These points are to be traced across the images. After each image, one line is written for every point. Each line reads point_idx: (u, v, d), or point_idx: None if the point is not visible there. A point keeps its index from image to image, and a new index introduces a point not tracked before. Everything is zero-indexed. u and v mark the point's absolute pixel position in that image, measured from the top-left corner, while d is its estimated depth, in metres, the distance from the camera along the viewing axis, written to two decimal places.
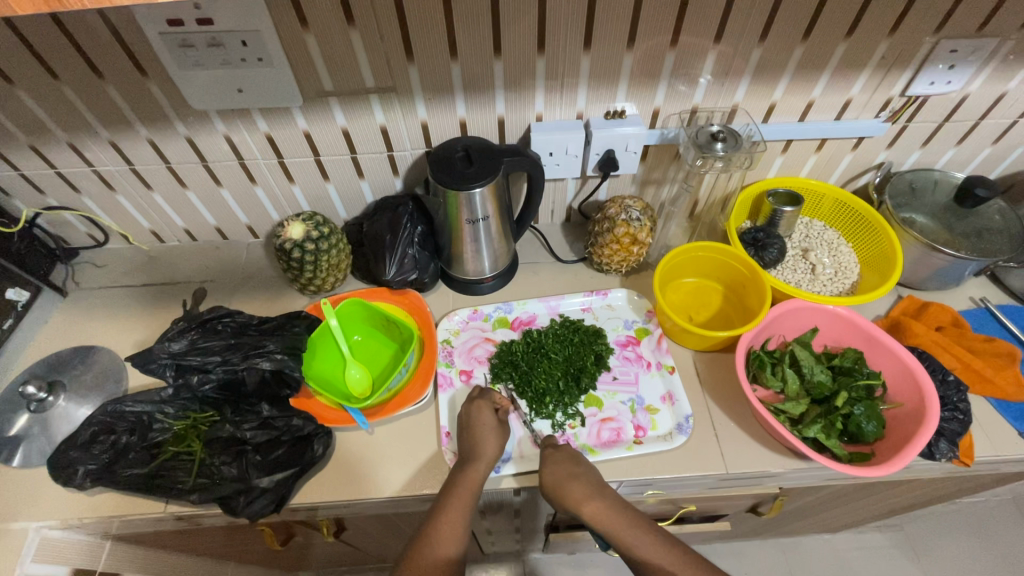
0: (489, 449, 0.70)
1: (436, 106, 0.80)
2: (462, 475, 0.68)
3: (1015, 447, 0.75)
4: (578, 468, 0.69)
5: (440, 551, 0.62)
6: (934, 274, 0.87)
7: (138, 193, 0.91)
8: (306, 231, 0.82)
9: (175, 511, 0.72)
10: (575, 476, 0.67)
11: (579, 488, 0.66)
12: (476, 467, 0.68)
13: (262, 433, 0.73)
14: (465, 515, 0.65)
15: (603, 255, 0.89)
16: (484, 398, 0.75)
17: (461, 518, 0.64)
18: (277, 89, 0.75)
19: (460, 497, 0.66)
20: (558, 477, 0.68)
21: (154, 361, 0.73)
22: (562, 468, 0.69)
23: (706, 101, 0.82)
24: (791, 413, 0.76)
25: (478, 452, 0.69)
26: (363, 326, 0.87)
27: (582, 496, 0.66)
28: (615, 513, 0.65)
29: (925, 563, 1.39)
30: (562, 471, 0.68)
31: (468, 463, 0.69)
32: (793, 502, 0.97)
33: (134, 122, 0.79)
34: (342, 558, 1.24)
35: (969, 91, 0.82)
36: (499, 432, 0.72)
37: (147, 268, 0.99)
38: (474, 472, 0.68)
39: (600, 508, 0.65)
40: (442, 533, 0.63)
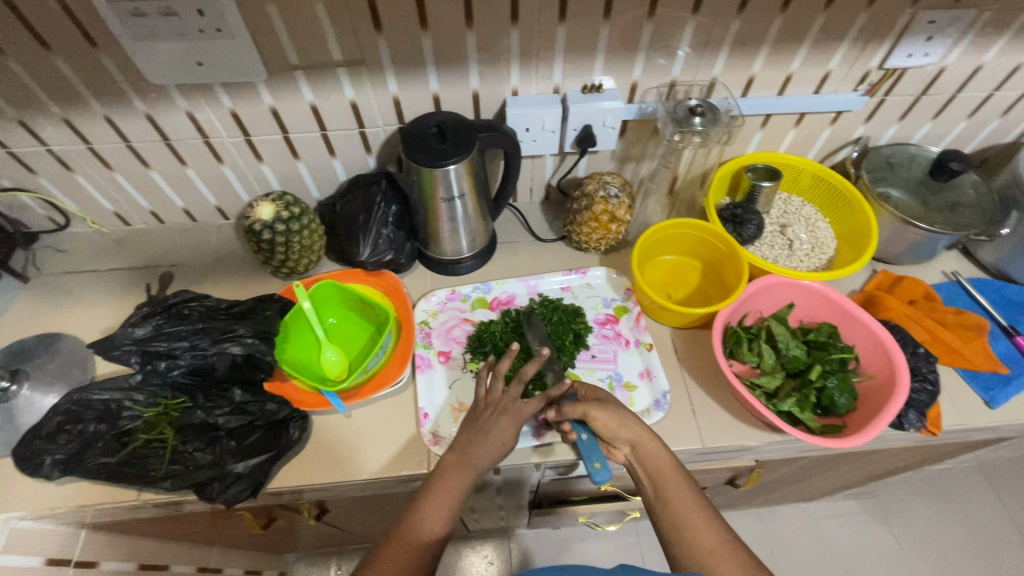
0: (483, 464, 0.66)
1: (408, 80, 0.77)
2: (449, 478, 0.64)
3: (981, 416, 0.78)
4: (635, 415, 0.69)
5: (419, 536, 0.60)
6: (909, 248, 0.88)
7: (98, 173, 0.86)
8: (276, 211, 0.79)
9: (149, 499, 0.72)
10: (627, 416, 0.68)
11: (638, 426, 0.67)
12: (465, 474, 0.65)
13: (235, 419, 0.71)
14: (448, 511, 0.62)
15: (582, 234, 0.88)
16: (514, 419, 0.68)
17: (442, 517, 0.62)
18: (239, 63, 0.71)
19: (443, 497, 0.63)
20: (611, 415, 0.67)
21: (118, 348, 0.72)
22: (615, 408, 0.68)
23: (685, 74, 0.80)
24: (766, 388, 0.77)
25: (472, 460, 0.65)
26: (337, 308, 0.85)
27: (638, 433, 0.67)
28: (671, 468, 0.65)
29: (895, 527, 1.44)
30: (611, 412, 0.67)
31: (462, 468, 0.65)
32: (769, 473, 0.99)
33: (87, 98, 0.75)
34: (328, 539, 1.24)
35: (946, 63, 0.81)
36: (504, 444, 0.67)
37: (113, 252, 0.95)
38: (462, 478, 0.64)
39: (657, 455, 0.66)
40: (422, 527, 0.60)
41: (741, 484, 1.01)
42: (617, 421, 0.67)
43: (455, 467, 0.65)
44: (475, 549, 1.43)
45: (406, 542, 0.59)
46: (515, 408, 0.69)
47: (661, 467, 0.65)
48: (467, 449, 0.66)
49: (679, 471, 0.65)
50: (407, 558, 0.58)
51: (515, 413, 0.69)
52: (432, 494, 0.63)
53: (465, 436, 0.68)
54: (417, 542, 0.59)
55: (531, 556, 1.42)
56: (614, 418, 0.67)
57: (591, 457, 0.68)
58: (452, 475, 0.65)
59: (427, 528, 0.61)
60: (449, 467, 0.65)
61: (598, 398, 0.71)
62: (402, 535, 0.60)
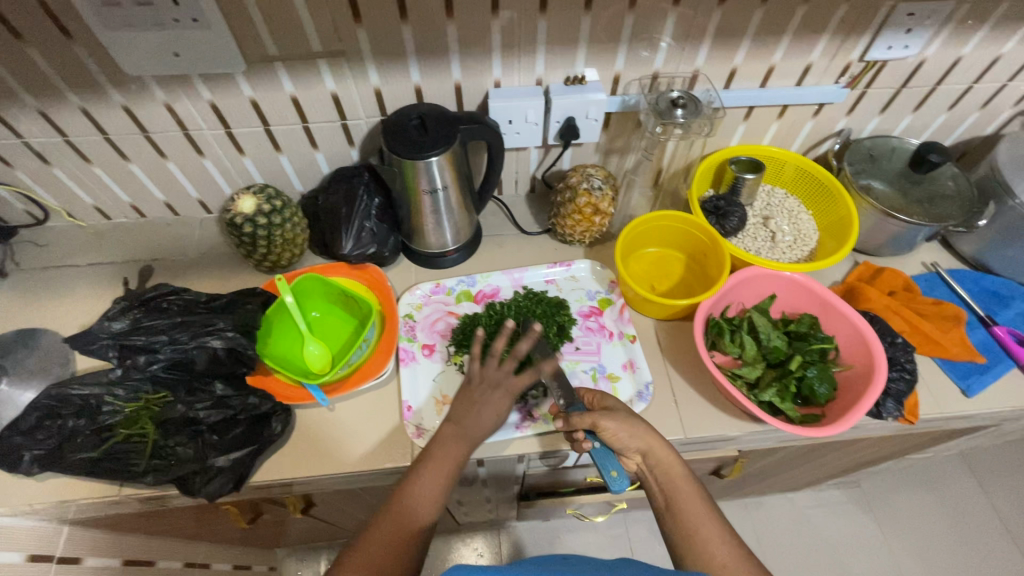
0: (479, 434, 0.67)
1: (389, 72, 0.76)
2: (446, 448, 0.65)
3: (957, 404, 0.79)
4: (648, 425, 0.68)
5: (407, 511, 0.62)
6: (890, 240, 0.88)
7: (77, 166, 0.85)
8: (257, 204, 0.78)
9: (130, 494, 0.71)
10: (639, 426, 0.66)
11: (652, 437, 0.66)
12: (462, 443, 0.66)
13: (216, 413, 0.71)
14: (444, 481, 0.64)
15: (566, 226, 0.88)
16: (508, 393, 0.69)
17: (436, 488, 0.63)
18: (216, 54, 0.70)
19: (440, 468, 0.64)
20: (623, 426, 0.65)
21: (95, 342, 0.70)
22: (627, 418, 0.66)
23: (667, 66, 0.80)
24: (747, 378, 0.78)
25: (470, 432, 0.66)
26: (320, 301, 0.84)
27: (650, 443, 0.66)
28: (683, 478, 0.65)
29: (879, 516, 1.47)
30: (624, 421, 0.65)
31: (458, 438, 0.66)
32: (754, 464, 1.00)
33: (63, 89, 0.74)
34: (317, 533, 1.24)
35: (926, 56, 0.82)
36: (499, 416, 0.68)
37: (93, 246, 0.94)
38: (459, 448, 0.66)
39: (670, 466, 0.66)
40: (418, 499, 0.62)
41: (726, 474, 1.02)
42: (628, 431, 0.65)
43: (450, 436, 0.66)
44: (466, 542, 1.43)
45: (399, 517, 0.61)
46: (509, 382, 0.69)
47: (675, 478, 0.65)
48: (462, 416, 0.68)
49: (690, 481, 0.65)
50: (402, 526, 0.60)
51: (508, 388, 0.69)
52: (429, 462, 0.64)
53: (461, 410, 0.68)
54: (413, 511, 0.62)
55: (521, 549, 1.43)
56: (624, 430, 0.65)
57: (607, 466, 0.66)
58: (449, 445, 0.66)
59: (422, 498, 0.62)
60: (445, 438, 0.66)
61: (606, 406, 0.68)
62: (399, 506, 0.62)
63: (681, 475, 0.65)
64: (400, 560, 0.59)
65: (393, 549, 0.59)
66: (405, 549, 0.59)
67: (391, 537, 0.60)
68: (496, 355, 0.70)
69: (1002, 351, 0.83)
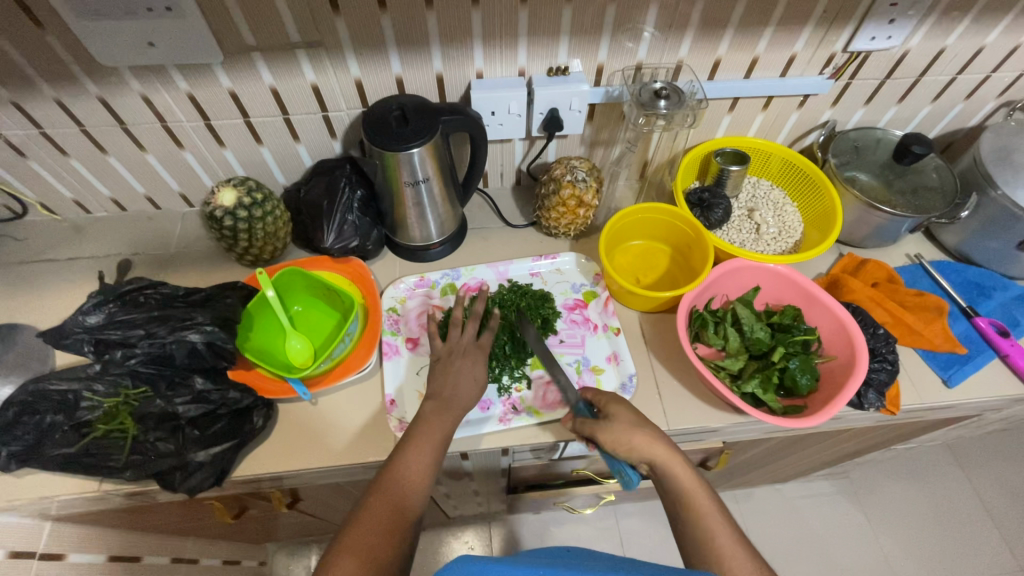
0: (462, 403, 0.68)
1: (369, 63, 0.75)
2: (431, 424, 0.64)
3: (938, 394, 0.79)
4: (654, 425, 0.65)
5: (402, 489, 0.58)
6: (873, 231, 0.88)
7: (54, 159, 0.84)
8: (238, 197, 0.77)
9: (111, 489, 0.71)
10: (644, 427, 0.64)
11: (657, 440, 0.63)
12: (447, 419, 0.66)
13: (196, 407, 0.70)
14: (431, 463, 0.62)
15: (550, 219, 0.88)
16: (478, 355, 0.73)
17: (428, 465, 0.61)
18: (192, 44, 0.69)
19: (426, 446, 0.62)
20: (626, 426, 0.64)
21: (68, 336, 0.70)
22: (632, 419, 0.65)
23: (651, 57, 0.80)
24: (730, 369, 0.78)
25: (453, 402, 0.67)
26: (303, 295, 0.84)
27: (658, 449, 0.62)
28: (694, 484, 0.61)
29: (866, 506, 1.48)
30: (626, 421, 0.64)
31: (444, 416, 0.66)
32: (740, 455, 1.01)
33: (36, 80, 0.72)
34: (307, 528, 1.24)
35: (909, 47, 0.82)
36: (478, 383, 0.70)
37: (73, 240, 0.93)
38: (444, 424, 0.65)
39: (679, 471, 0.61)
40: (407, 481, 0.59)
41: (713, 465, 1.02)
42: (631, 436, 0.63)
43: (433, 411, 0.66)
44: (457, 535, 1.44)
45: (392, 497, 0.57)
46: (474, 348, 0.73)
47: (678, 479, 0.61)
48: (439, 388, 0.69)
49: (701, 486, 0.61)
50: (392, 510, 0.56)
51: (477, 353, 0.73)
52: (416, 441, 0.62)
53: (438, 383, 0.69)
54: (402, 493, 0.58)
55: (512, 541, 1.43)
56: (626, 434, 0.63)
57: (618, 468, 0.66)
58: (433, 418, 0.65)
59: (410, 479, 0.59)
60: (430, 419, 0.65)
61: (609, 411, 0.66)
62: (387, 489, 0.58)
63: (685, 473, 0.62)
64: (388, 544, 0.54)
65: (384, 533, 0.54)
66: (398, 534, 0.55)
67: (380, 517, 0.55)
68: (458, 324, 0.76)
69: (983, 341, 0.83)
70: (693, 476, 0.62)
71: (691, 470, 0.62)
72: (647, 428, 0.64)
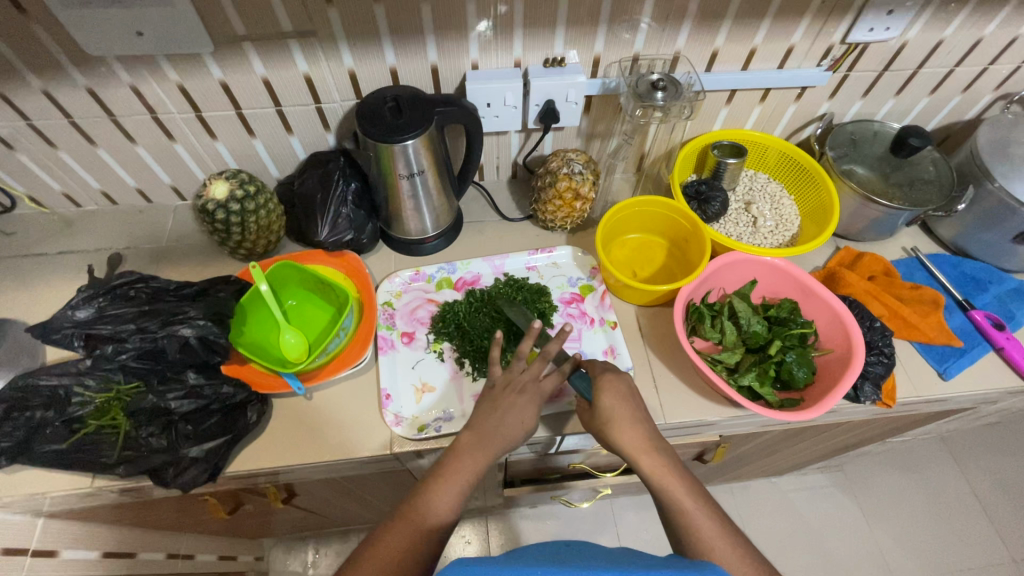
0: (504, 440, 0.61)
1: (363, 53, 0.74)
2: (462, 460, 0.60)
3: (934, 386, 0.80)
4: (633, 405, 0.64)
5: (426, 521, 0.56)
6: (870, 224, 0.88)
7: (42, 151, 0.83)
8: (230, 190, 0.75)
9: (103, 486, 0.70)
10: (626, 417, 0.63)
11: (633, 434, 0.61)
12: (483, 457, 0.60)
13: (189, 402, 0.69)
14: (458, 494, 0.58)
15: (547, 212, 0.87)
16: (533, 397, 0.64)
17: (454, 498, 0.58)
18: (182, 34, 0.68)
19: (455, 477, 0.59)
20: (610, 415, 0.63)
21: (57, 332, 0.69)
22: (616, 406, 0.63)
23: (648, 48, 0.79)
24: (727, 363, 0.78)
25: (492, 438, 0.61)
26: (297, 289, 0.83)
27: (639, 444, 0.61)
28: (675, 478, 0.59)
29: (861, 498, 1.49)
30: (611, 406, 0.63)
31: (479, 452, 0.60)
32: (736, 448, 1.01)
33: (23, 70, 0.71)
34: (303, 523, 1.24)
35: (907, 38, 0.81)
36: (525, 426, 0.63)
37: (64, 234, 0.92)
38: (478, 459, 0.60)
39: (658, 464, 0.60)
40: (431, 509, 0.56)
41: (709, 459, 1.03)
42: (615, 422, 0.62)
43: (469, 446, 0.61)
44: (454, 529, 1.44)
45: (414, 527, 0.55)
46: (535, 386, 0.65)
47: (645, 466, 0.60)
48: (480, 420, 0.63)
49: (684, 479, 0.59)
50: (412, 537, 0.55)
51: (533, 394, 0.64)
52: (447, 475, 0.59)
53: (482, 415, 0.63)
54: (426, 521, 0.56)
55: (509, 536, 1.44)
56: (609, 422, 0.63)
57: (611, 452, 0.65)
58: (467, 454, 0.60)
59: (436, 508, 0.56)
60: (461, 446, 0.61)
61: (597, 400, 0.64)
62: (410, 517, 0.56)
63: (654, 460, 0.60)
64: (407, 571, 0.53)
65: (399, 557, 0.53)
66: (414, 562, 0.53)
67: (401, 544, 0.54)
68: (522, 357, 0.66)
69: (979, 334, 0.83)
70: (664, 462, 0.60)
71: (662, 458, 0.60)
72: (617, 410, 0.63)
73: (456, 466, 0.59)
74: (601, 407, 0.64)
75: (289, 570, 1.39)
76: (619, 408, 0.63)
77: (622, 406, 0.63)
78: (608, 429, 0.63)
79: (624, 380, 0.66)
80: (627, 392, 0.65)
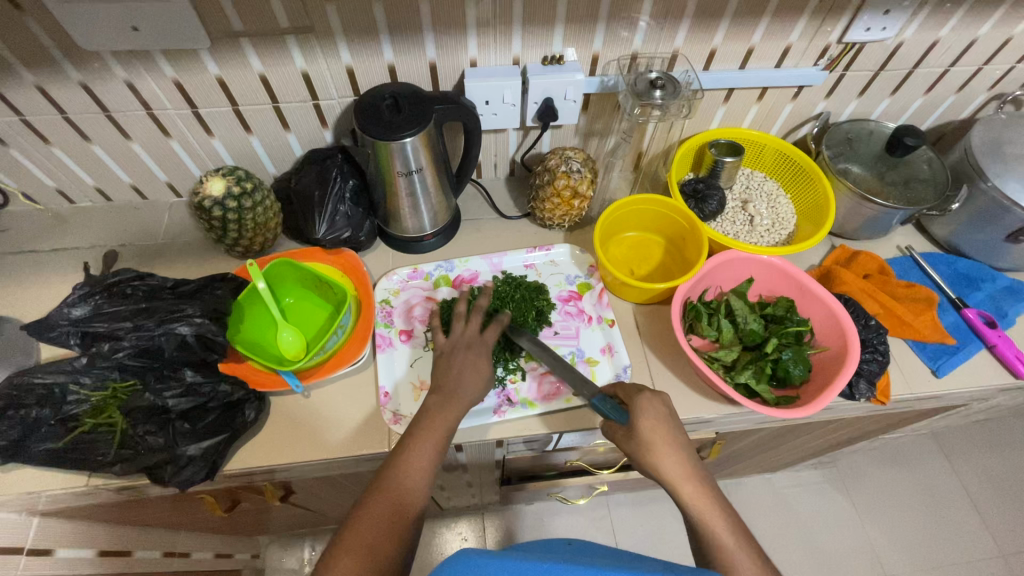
0: (467, 396, 0.64)
1: (361, 50, 0.74)
2: (434, 420, 0.61)
3: (927, 384, 0.81)
4: (671, 428, 0.62)
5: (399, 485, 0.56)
6: (865, 223, 0.89)
7: (36, 147, 0.82)
8: (227, 187, 0.75)
9: (99, 484, 0.70)
10: (668, 442, 0.60)
11: (674, 461, 0.59)
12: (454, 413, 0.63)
13: (186, 400, 0.69)
14: (435, 454, 0.60)
15: (545, 211, 0.87)
16: (482, 349, 0.68)
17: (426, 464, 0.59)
18: (178, 29, 0.67)
19: (428, 442, 0.60)
20: (652, 440, 0.60)
21: (54, 329, 0.68)
22: (658, 431, 0.61)
23: (646, 46, 0.79)
24: (723, 360, 0.78)
25: (455, 394, 0.64)
26: (295, 288, 0.83)
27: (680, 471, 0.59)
28: (710, 505, 0.57)
29: (853, 494, 1.50)
30: (655, 431, 0.61)
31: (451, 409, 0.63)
32: (731, 445, 1.02)
33: (16, 65, 0.70)
34: (299, 521, 1.24)
35: (903, 38, 0.82)
36: (482, 377, 0.66)
37: (58, 231, 0.91)
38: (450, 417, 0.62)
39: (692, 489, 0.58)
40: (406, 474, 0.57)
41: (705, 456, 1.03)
42: (658, 445, 0.60)
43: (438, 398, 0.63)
44: (450, 526, 1.44)
45: (390, 496, 0.56)
46: (478, 339, 0.69)
47: (686, 493, 0.58)
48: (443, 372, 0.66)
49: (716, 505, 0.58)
50: (388, 512, 0.54)
51: (481, 345, 0.69)
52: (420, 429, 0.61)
53: (440, 376, 0.66)
54: (399, 490, 0.56)
55: (506, 533, 1.44)
56: (652, 446, 0.60)
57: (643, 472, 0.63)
58: (438, 418, 0.62)
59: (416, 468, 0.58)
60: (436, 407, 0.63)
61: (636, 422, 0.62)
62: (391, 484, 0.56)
63: (694, 487, 0.59)
64: (387, 543, 0.53)
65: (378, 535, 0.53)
66: (390, 536, 0.53)
67: (381, 517, 0.54)
68: (462, 317, 0.72)
69: (972, 332, 0.84)
70: (703, 488, 0.59)
71: (699, 483, 0.59)
72: (658, 435, 0.61)
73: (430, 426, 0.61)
74: (639, 432, 0.61)
75: (285, 567, 1.39)
76: (659, 434, 0.61)
77: (661, 431, 0.61)
78: (647, 455, 0.60)
79: (662, 401, 0.64)
80: (666, 414, 0.63)
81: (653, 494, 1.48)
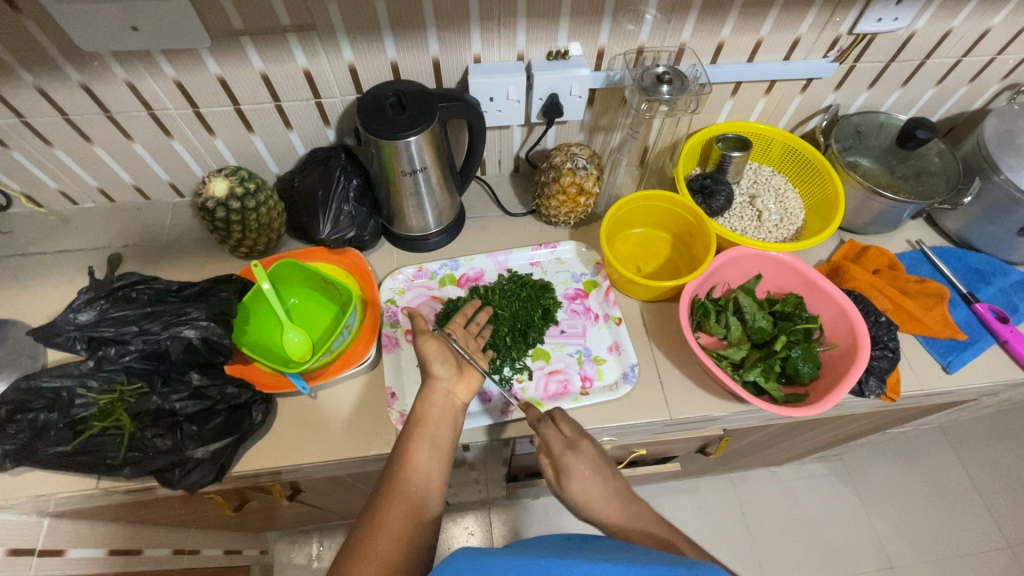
0: (433, 365, 0.65)
1: (363, 47, 0.73)
2: (428, 419, 0.62)
3: (939, 380, 0.80)
4: (603, 480, 0.62)
5: (406, 485, 0.57)
6: (875, 218, 0.88)
7: (37, 149, 0.81)
8: (230, 187, 0.74)
9: (108, 487, 0.70)
10: (604, 489, 0.61)
11: (612, 505, 0.61)
12: (449, 427, 0.62)
13: (194, 404, 0.68)
14: (433, 455, 0.60)
15: (551, 207, 0.86)
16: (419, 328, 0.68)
17: (427, 462, 0.59)
18: (177, 28, 0.66)
19: (426, 441, 0.60)
20: (588, 495, 0.61)
21: (61, 334, 0.69)
22: (592, 484, 0.61)
23: (653, 40, 0.78)
24: (732, 358, 0.78)
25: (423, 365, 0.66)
26: (300, 288, 0.83)
27: (613, 512, 0.61)
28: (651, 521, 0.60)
29: (858, 486, 1.50)
30: (585, 479, 0.61)
31: (446, 423, 0.63)
32: (738, 442, 1.02)
33: (15, 67, 0.69)
34: (307, 518, 1.24)
35: (915, 28, 0.80)
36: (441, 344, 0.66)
37: (60, 233, 0.90)
38: (446, 431, 0.62)
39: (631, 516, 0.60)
40: (413, 474, 0.58)
41: (711, 452, 1.03)
42: (597, 493, 0.61)
43: (436, 405, 0.63)
44: (457, 521, 1.45)
45: (402, 497, 0.56)
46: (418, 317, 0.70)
47: (619, 526, 0.60)
48: (426, 368, 0.65)
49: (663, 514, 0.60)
50: (400, 513, 0.55)
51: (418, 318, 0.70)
52: (419, 441, 0.60)
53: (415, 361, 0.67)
54: (410, 489, 0.57)
55: (512, 528, 1.44)
56: (594, 492, 0.61)
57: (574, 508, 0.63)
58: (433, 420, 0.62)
59: (418, 477, 0.58)
60: (432, 418, 0.62)
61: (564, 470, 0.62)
62: (398, 488, 0.57)
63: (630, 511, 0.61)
64: (401, 549, 0.53)
65: (397, 543, 0.53)
66: (401, 539, 0.53)
67: (394, 525, 0.54)
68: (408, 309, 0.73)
69: (983, 327, 0.84)
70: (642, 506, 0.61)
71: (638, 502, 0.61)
72: (586, 486, 0.61)
73: (428, 426, 0.61)
74: (569, 489, 0.61)
75: (294, 563, 1.40)
76: (589, 484, 0.61)
77: (591, 484, 0.61)
78: (579, 505, 0.61)
79: (585, 457, 0.62)
80: (595, 466, 0.62)
81: (659, 488, 1.48)
